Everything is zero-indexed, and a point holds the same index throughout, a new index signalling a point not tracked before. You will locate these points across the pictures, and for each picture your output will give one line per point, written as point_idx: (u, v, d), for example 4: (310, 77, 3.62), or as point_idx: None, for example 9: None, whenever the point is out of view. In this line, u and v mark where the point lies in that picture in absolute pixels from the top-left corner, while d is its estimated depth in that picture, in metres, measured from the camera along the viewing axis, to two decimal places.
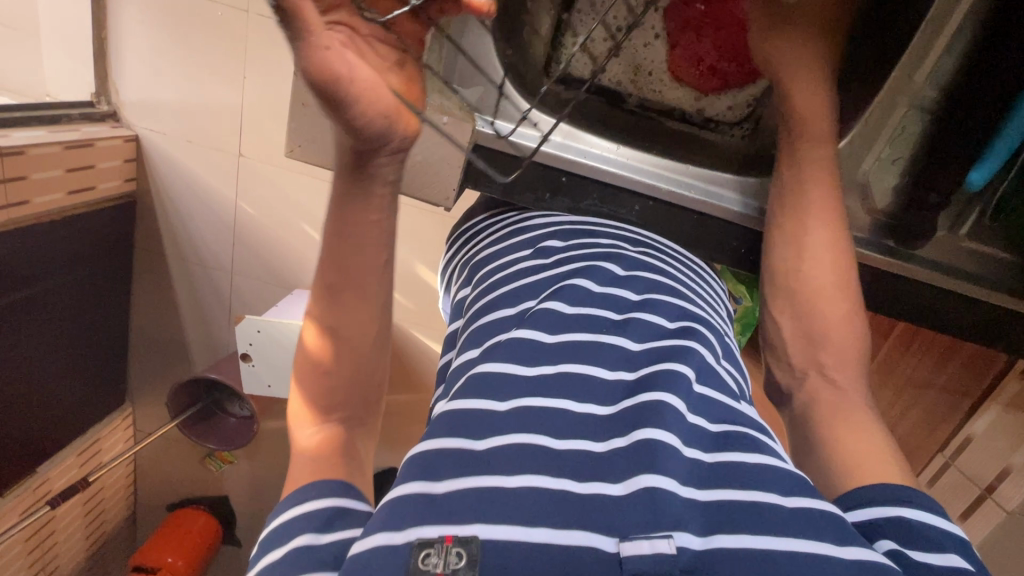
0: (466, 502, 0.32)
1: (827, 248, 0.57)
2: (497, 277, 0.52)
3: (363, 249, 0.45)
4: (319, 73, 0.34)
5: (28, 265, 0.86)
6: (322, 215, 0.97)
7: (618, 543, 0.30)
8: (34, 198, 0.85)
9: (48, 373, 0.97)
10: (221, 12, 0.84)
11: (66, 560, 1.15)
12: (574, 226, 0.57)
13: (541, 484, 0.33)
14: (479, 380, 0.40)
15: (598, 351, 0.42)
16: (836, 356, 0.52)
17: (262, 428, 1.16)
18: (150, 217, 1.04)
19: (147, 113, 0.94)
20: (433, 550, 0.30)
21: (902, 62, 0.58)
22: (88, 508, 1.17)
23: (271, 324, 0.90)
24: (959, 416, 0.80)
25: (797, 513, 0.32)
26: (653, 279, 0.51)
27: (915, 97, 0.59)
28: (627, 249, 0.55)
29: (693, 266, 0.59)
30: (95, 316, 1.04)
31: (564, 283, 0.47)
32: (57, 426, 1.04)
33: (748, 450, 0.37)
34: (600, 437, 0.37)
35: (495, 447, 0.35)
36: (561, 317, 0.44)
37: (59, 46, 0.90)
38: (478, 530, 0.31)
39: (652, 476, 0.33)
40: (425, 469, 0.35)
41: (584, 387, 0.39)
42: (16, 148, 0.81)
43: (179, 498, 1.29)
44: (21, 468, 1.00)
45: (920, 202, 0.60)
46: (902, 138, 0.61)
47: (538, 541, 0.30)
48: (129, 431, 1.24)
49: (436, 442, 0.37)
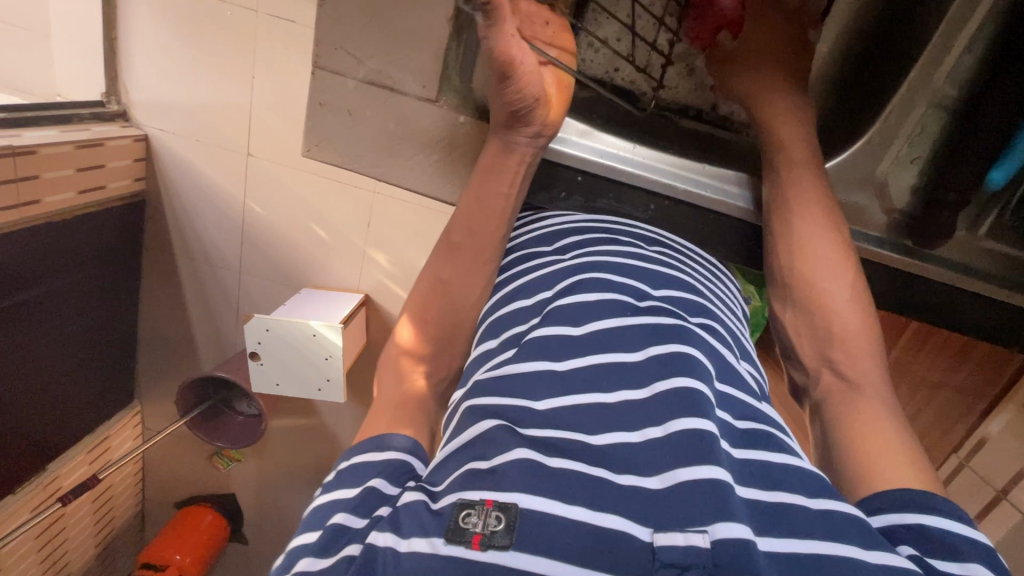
0: (512, 474, 0.33)
1: (830, 241, 0.58)
2: (518, 275, 0.53)
3: (488, 216, 0.59)
4: (503, 56, 0.53)
5: (37, 264, 0.86)
6: (332, 215, 0.97)
7: (652, 534, 0.30)
8: (45, 197, 0.85)
9: (58, 372, 0.98)
10: (231, 12, 0.84)
11: (76, 556, 1.16)
12: (590, 224, 0.57)
13: (578, 470, 0.33)
14: (512, 379, 0.40)
15: (622, 335, 0.42)
16: (845, 348, 0.53)
17: (270, 426, 1.16)
18: (159, 216, 1.04)
19: (157, 112, 0.94)
20: (474, 509, 0.31)
21: (920, 65, 0.65)
22: (98, 506, 1.18)
23: (279, 323, 0.90)
24: (975, 416, 0.84)
25: (825, 516, 0.32)
26: (671, 277, 0.51)
27: (934, 98, 0.67)
28: (643, 246, 0.54)
29: (708, 264, 0.59)
30: (105, 314, 1.04)
31: (584, 275, 0.47)
32: (67, 425, 1.05)
33: (777, 450, 0.37)
34: (636, 425, 0.37)
35: (540, 436, 0.36)
36: (583, 305, 0.44)
37: (70, 46, 0.90)
38: (519, 498, 0.32)
39: (691, 469, 0.33)
40: (476, 449, 0.36)
41: (616, 375, 0.40)
42: (28, 147, 0.81)
43: (186, 496, 1.30)
44: (32, 465, 1.01)
45: (939, 200, 0.67)
46: (921, 136, 0.69)
47: (573, 519, 0.31)
48: (138, 429, 1.25)
49: (476, 427, 0.37)
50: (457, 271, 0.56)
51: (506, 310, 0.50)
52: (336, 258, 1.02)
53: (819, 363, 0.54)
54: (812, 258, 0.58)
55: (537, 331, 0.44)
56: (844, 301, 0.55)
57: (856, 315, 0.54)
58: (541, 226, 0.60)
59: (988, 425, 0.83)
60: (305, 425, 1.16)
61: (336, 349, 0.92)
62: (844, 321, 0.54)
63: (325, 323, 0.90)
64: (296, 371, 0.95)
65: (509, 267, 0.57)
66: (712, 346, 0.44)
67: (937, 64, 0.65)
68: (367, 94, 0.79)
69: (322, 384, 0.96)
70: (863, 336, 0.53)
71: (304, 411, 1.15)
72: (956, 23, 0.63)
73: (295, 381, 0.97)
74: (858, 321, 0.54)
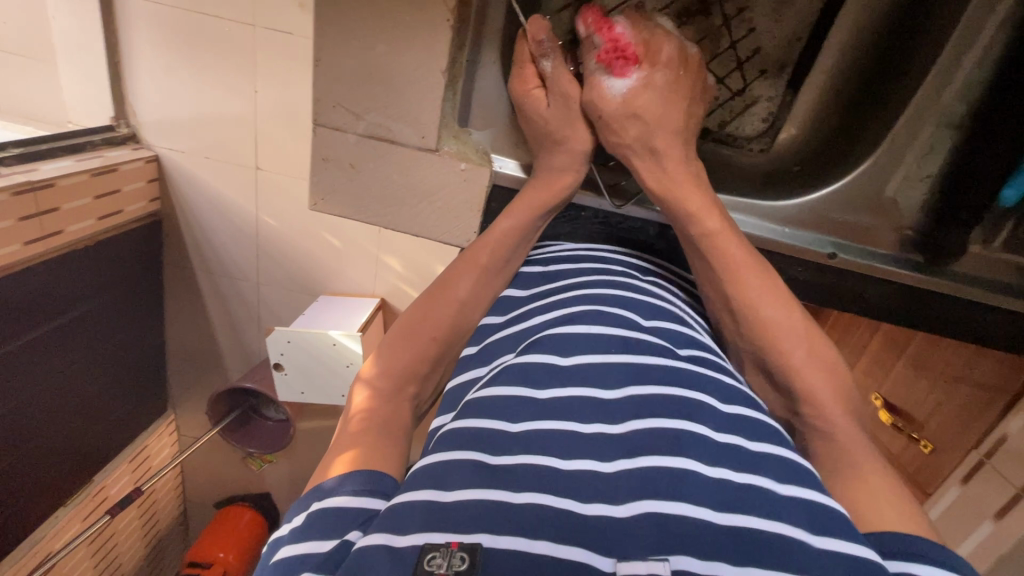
0: (474, 511, 0.34)
1: (772, 298, 0.54)
2: (517, 311, 0.55)
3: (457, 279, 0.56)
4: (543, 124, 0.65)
5: (64, 292, 0.89)
6: (344, 223, 0.99)
7: (615, 564, 0.31)
8: (67, 227, 0.87)
9: (93, 389, 1.02)
10: (229, 28, 0.84)
11: (127, 558, 1.23)
12: (587, 253, 0.59)
13: (544, 502, 0.34)
14: (491, 401, 0.42)
15: (599, 372, 0.43)
16: (812, 407, 0.50)
17: (298, 430, 1.20)
18: (176, 234, 1.06)
19: (165, 131, 0.95)
20: (438, 552, 0.31)
21: (928, 81, 0.63)
22: (142, 511, 1.24)
23: (299, 334, 0.92)
24: (994, 415, 0.81)
25: (833, 556, 0.32)
26: (659, 306, 0.52)
27: (943, 115, 0.65)
28: (637, 276, 0.56)
29: (696, 300, 0.61)
30: (133, 331, 1.08)
31: (575, 309, 0.49)
32: (107, 439, 1.09)
33: (804, 485, 0.37)
34: (609, 456, 0.37)
35: (510, 464, 0.37)
36: (574, 338, 0.46)
37: (76, 72, 0.91)
38: (483, 539, 0.32)
39: (657, 502, 0.34)
40: (438, 479, 0.36)
41: (591, 409, 0.41)
42: (46, 181, 0.82)
43: (224, 496, 1.36)
44: (80, 478, 1.06)
45: (952, 219, 0.65)
46: (931, 155, 0.66)
47: (538, 553, 0.31)
48: (174, 436, 1.30)
49: (447, 455, 0.38)
50: (474, 296, 0.57)
51: (498, 337, 0.52)
52: (349, 265, 1.04)
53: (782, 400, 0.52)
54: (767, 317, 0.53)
55: (521, 358, 0.45)
56: (804, 353, 0.52)
57: (822, 370, 0.51)
58: (541, 254, 0.63)
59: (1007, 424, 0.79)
60: (330, 426, 1.19)
61: (357, 357, 0.94)
62: (811, 379, 0.51)
63: (344, 332, 0.92)
64: (320, 379, 0.98)
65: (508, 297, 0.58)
66: (709, 379, 0.45)
67: (936, 93, 0.63)
68: (372, 150, 0.68)
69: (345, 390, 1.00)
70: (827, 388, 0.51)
71: (329, 414, 1.18)
72: (967, 34, 0.60)
73: (319, 389, 1.00)
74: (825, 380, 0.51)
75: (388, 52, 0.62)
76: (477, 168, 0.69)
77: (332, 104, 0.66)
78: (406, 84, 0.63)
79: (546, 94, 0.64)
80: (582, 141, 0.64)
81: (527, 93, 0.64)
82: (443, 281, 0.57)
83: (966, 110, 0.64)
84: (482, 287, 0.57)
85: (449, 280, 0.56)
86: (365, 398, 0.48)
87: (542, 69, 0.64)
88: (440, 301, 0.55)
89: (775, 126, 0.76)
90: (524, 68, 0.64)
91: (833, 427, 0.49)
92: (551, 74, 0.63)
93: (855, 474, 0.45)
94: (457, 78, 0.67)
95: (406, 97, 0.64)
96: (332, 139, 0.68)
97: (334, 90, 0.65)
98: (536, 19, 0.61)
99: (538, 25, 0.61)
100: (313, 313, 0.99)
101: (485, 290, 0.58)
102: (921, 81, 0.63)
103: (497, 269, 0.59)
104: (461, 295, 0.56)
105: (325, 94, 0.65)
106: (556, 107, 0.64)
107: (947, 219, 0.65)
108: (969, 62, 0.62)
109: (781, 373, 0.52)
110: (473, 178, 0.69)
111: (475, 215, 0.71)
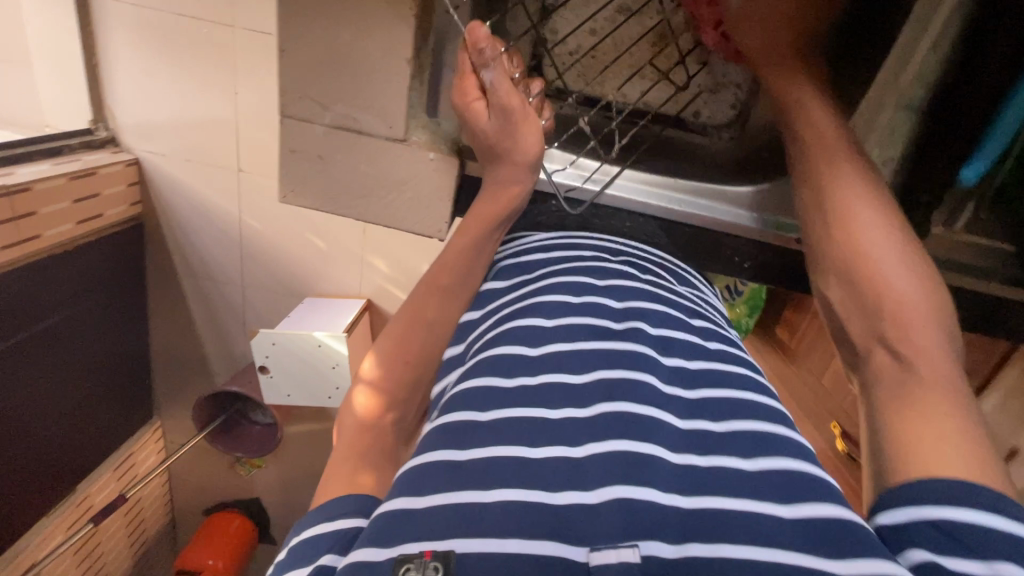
0: (444, 516, 0.33)
1: (869, 205, 0.53)
2: (496, 300, 0.55)
3: (426, 300, 0.56)
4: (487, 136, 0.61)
5: (44, 298, 0.88)
6: (330, 225, 0.98)
7: (588, 552, 0.30)
8: (45, 231, 0.85)
9: (74, 396, 1.00)
10: (206, 29, 0.83)
11: (114, 567, 1.21)
12: (557, 240, 0.60)
13: (513, 497, 0.33)
14: (465, 395, 0.42)
15: (573, 357, 0.44)
16: (893, 313, 0.46)
17: (286, 433, 1.19)
18: (158, 237, 1.05)
19: (144, 134, 0.94)
20: (412, 564, 0.30)
21: (887, 62, 0.61)
22: (129, 520, 1.22)
23: (285, 336, 0.92)
24: None
25: (797, 523, 0.32)
26: (630, 287, 0.53)
27: (904, 97, 0.62)
28: (607, 258, 0.58)
29: (676, 269, 0.63)
30: (115, 337, 1.07)
31: (541, 300, 0.50)
32: (88, 447, 1.08)
33: (777, 454, 0.37)
34: (579, 441, 0.37)
35: (479, 459, 0.36)
36: (540, 329, 0.47)
37: (52, 76, 0.90)
38: (455, 544, 0.31)
39: (626, 487, 0.33)
40: (414, 487, 0.36)
41: (561, 396, 0.41)
42: (21, 185, 0.81)
43: (213, 502, 1.35)
44: (62, 488, 1.04)
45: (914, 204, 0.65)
46: (892, 138, 0.65)
47: (509, 552, 0.31)
48: (160, 443, 1.29)
49: (424, 461, 0.38)
50: (443, 311, 0.56)
51: (475, 332, 0.52)
52: (335, 267, 1.03)
53: (868, 339, 0.48)
54: (850, 211, 0.53)
55: (492, 352, 0.45)
56: (895, 262, 0.49)
57: (902, 261, 0.49)
58: (511, 246, 0.63)
59: None
60: (320, 429, 1.18)
61: (342, 358, 0.93)
62: (901, 286, 0.47)
63: (329, 333, 0.91)
64: (307, 380, 0.97)
65: (490, 290, 0.57)
66: (681, 364, 0.46)
67: (890, 79, 0.62)
68: (339, 140, 0.68)
69: (332, 391, 0.99)
70: (922, 303, 0.46)
71: (317, 417, 1.17)
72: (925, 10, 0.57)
73: (306, 390, 0.99)
74: (908, 280, 0.48)
75: (356, 45, 0.62)
76: (444, 159, 0.69)
77: (297, 98, 0.66)
78: (374, 75, 0.63)
79: (486, 107, 0.60)
80: (527, 152, 0.61)
81: (467, 106, 0.60)
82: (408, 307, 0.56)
83: (927, 92, 0.62)
84: (448, 306, 0.56)
85: (418, 305, 0.55)
86: (367, 397, 0.49)
87: (482, 79, 0.59)
88: (427, 308, 0.55)
89: (742, 113, 0.74)
90: (465, 79, 0.60)
91: (907, 341, 0.44)
92: (490, 86, 0.58)
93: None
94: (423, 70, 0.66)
95: (382, 92, 0.65)
96: (299, 130, 0.68)
97: (306, 83, 0.65)
98: (474, 25, 0.54)
99: (477, 32, 0.54)
100: (298, 315, 0.98)
101: (470, 277, 0.59)
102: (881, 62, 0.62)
103: (477, 260, 0.59)
104: (432, 316, 0.55)
105: (289, 87, 0.65)
106: (496, 122, 0.60)
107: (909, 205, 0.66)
108: (925, 44, 0.59)
109: (861, 276, 0.50)
110: (451, 170, 0.69)
111: (447, 207, 0.72)
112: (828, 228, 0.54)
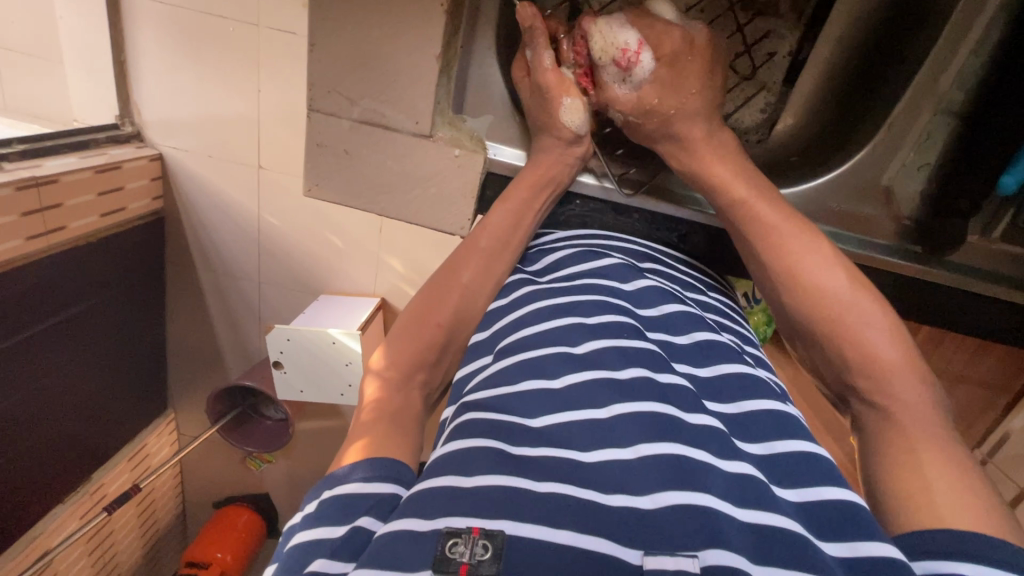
0: (494, 498, 0.33)
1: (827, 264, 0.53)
2: (527, 293, 0.54)
3: (464, 265, 0.56)
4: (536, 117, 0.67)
5: (69, 287, 0.90)
6: (347, 223, 0.99)
7: (642, 556, 0.31)
8: (70, 223, 0.87)
9: (93, 386, 1.01)
10: (232, 27, 0.85)
11: (125, 556, 1.22)
12: (589, 243, 0.59)
13: (565, 491, 0.33)
14: (511, 397, 0.41)
15: (612, 356, 0.43)
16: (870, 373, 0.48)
17: (297, 429, 1.20)
18: (179, 231, 1.07)
19: (170, 130, 0.95)
20: (461, 539, 0.30)
21: (927, 63, 0.65)
22: (141, 510, 1.24)
23: (299, 332, 0.92)
24: (997, 412, 0.82)
25: (846, 566, 0.32)
26: (661, 290, 0.53)
27: (942, 103, 0.66)
28: (637, 262, 0.57)
29: (698, 275, 0.63)
30: (133, 328, 1.08)
31: (584, 296, 0.50)
32: (105, 437, 1.09)
33: (818, 482, 0.37)
34: (628, 441, 0.37)
35: (532, 454, 0.36)
36: (580, 328, 0.46)
37: (82, 71, 0.92)
38: (505, 525, 0.31)
39: (680, 493, 0.33)
40: (459, 463, 0.36)
41: (609, 393, 0.40)
42: (49, 176, 0.83)
43: (223, 496, 1.36)
44: (78, 476, 1.06)
45: (952, 209, 0.67)
46: (928, 144, 0.68)
47: (561, 543, 0.31)
48: (173, 435, 1.30)
49: (467, 442, 0.37)
50: (478, 271, 0.56)
51: (503, 322, 0.52)
52: (351, 264, 1.03)
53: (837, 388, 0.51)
54: (811, 279, 0.53)
55: (535, 351, 0.45)
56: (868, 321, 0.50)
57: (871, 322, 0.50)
58: (539, 245, 0.63)
59: (1011, 421, 0.81)
60: (331, 426, 1.18)
61: (357, 355, 0.94)
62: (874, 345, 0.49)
63: (344, 331, 0.91)
64: (320, 377, 0.97)
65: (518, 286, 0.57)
66: (720, 372, 0.46)
67: (932, 82, 0.65)
68: (365, 136, 0.69)
69: (345, 389, 0.99)
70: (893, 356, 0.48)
71: (329, 414, 1.17)
72: (963, 20, 0.62)
73: (319, 388, 1.00)
74: (868, 315, 0.50)
75: (383, 43, 0.63)
76: (462, 160, 0.69)
77: (326, 90, 0.67)
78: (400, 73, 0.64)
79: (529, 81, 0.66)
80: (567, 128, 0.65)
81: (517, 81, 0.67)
82: (448, 265, 0.57)
83: (964, 97, 0.66)
84: (487, 272, 0.57)
85: (455, 265, 0.56)
86: (377, 389, 0.48)
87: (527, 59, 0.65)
88: (473, 288, 0.56)
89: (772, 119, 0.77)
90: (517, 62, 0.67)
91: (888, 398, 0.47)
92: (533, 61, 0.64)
93: (879, 440, 0.45)
94: (448, 69, 0.68)
95: (407, 90, 0.65)
96: (325, 124, 0.69)
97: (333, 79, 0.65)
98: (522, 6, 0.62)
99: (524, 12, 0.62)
100: (315, 312, 0.98)
101: (499, 264, 0.58)
102: (916, 70, 0.66)
103: (504, 259, 0.59)
104: (465, 281, 0.55)
105: (318, 82, 0.66)
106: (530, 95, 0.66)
107: (947, 209, 0.67)
108: (963, 54, 0.63)
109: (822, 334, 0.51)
110: (468, 166, 0.69)
111: (468, 206, 0.71)
112: (789, 290, 0.54)
